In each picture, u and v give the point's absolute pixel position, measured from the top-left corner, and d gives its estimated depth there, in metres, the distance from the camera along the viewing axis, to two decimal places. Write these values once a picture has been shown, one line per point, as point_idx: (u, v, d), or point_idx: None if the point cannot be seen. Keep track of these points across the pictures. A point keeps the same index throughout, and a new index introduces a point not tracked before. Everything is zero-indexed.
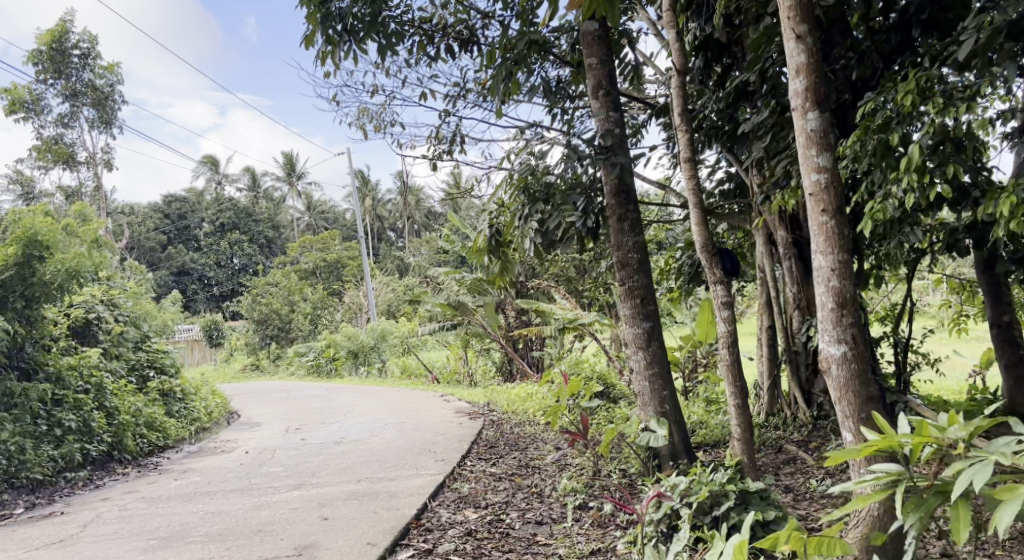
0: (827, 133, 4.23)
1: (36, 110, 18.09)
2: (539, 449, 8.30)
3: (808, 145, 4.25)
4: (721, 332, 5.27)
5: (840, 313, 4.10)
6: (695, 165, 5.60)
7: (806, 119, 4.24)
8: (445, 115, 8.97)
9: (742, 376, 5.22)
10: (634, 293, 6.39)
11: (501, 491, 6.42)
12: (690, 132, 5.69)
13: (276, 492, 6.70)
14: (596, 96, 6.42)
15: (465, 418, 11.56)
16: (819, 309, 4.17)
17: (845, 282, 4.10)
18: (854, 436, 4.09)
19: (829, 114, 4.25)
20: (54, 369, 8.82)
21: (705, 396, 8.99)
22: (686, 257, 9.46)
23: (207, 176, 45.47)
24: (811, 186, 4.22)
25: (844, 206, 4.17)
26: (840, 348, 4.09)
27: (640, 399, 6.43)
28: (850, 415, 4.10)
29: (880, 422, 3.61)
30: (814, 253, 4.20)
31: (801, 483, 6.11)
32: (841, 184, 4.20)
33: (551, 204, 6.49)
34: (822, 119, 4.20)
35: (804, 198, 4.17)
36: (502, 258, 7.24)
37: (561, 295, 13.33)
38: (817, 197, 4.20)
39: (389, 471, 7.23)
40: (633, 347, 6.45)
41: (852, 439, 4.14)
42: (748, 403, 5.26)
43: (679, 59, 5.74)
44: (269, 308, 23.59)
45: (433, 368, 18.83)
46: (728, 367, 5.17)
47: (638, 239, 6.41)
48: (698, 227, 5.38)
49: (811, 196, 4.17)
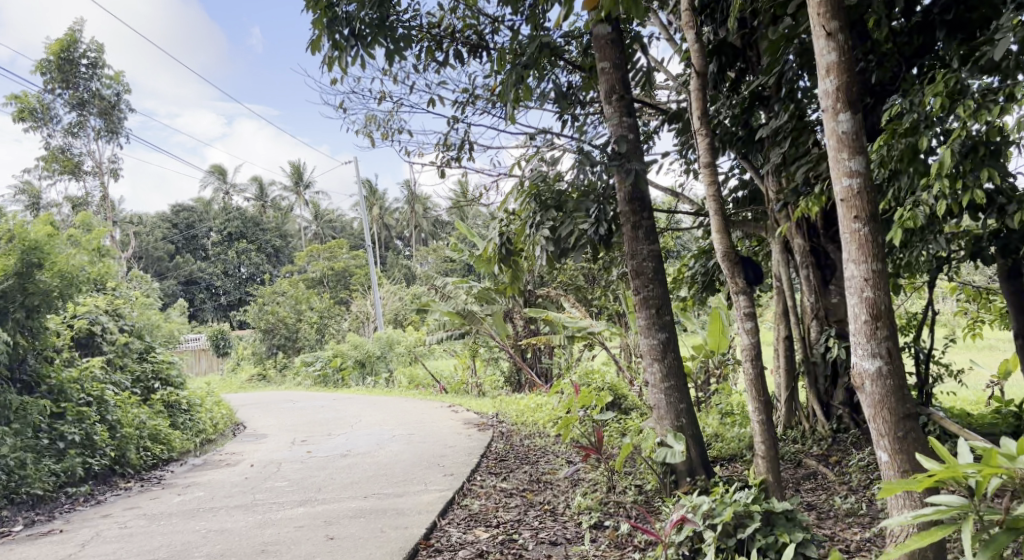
0: (859, 136, 4.13)
1: (45, 121, 17.99)
2: (551, 462, 8.11)
3: (838, 149, 4.16)
4: (744, 344, 5.06)
5: (875, 326, 4.03)
6: (715, 170, 5.43)
7: (836, 121, 4.14)
8: (454, 122, 8.81)
9: (765, 391, 5.04)
10: (649, 303, 6.22)
11: (512, 508, 6.24)
12: (709, 136, 5.49)
13: (280, 509, 6.52)
14: (609, 101, 6.25)
15: (474, 429, 11.38)
16: (852, 321, 4.10)
17: (879, 293, 4.02)
18: (891, 453, 4.04)
19: (861, 116, 4.14)
20: (57, 381, 8.68)
21: (719, 407, 8.79)
22: (699, 266, 9.26)
23: (215, 185, 45.49)
24: (842, 192, 4.12)
25: (877, 212, 4.07)
26: (874, 363, 4.03)
27: (656, 412, 6.25)
28: (886, 431, 4.05)
29: (943, 450, 3.47)
30: (847, 262, 4.11)
31: (823, 500, 5.91)
32: (874, 188, 4.10)
33: (563, 211, 6.30)
34: (854, 121, 4.10)
35: (836, 204, 4.08)
36: (512, 267, 7.05)
37: (571, 304, 13.15)
38: (849, 202, 4.10)
39: (396, 486, 7.04)
40: (648, 359, 6.26)
41: (887, 458, 4.08)
42: (772, 418, 5.07)
43: (698, 60, 5.57)
44: (276, 316, 23.94)
45: (441, 378, 18.66)
46: (752, 381, 5.01)
47: (652, 247, 6.23)
48: (718, 235, 5.19)
49: (843, 202, 4.08)
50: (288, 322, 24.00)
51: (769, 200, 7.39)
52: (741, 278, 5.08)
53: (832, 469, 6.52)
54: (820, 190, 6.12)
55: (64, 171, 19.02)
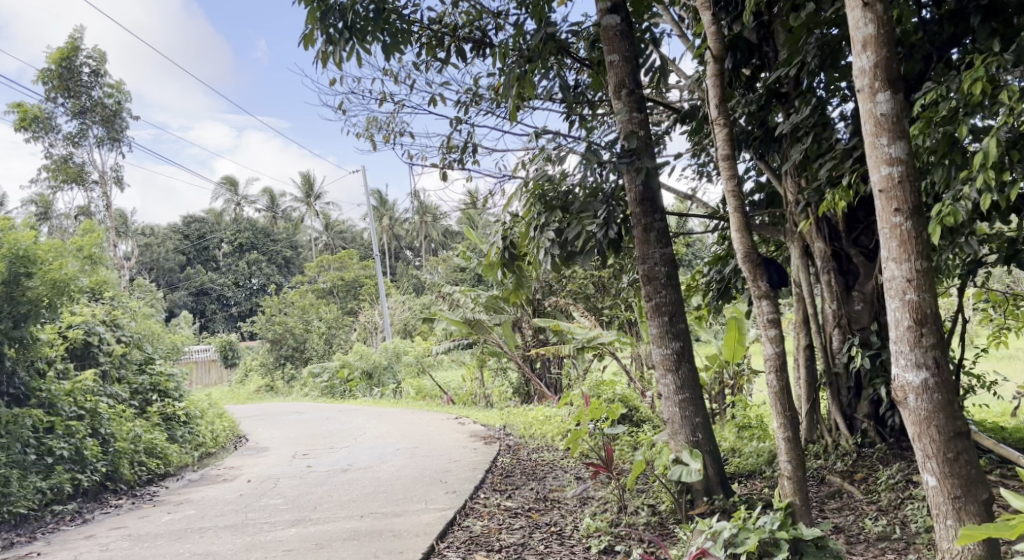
0: (899, 119, 3.82)
1: (45, 130, 17.89)
2: (558, 479, 7.73)
3: (877, 133, 3.86)
4: (768, 354, 4.69)
5: (920, 333, 3.74)
6: (734, 165, 5.06)
7: (875, 102, 3.83)
8: (457, 123, 8.48)
9: (791, 405, 4.66)
10: (661, 310, 5.84)
11: (516, 530, 5.85)
12: (727, 127, 5.13)
13: (271, 531, 6.18)
14: (619, 96, 5.90)
15: (481, 443, 11.01)
16: (894, 328, 3.81)
17: (923, 296, 3.73)
18: (939, 477, 3.76)
19: (902, 95, 3.83)
20: (48, 395, 8.35)
21: (736, 420, 8.39)
22: (713, 273, 8.87)
23: (225, 197, 45.42)
24: (881, 182, 3.83)
25: (921, 203, 3.78)
26: (919, 375, 3.75)
27: (670, 427, 5.86)
28: (933, 452, 3.76)
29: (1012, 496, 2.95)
30: (888, 260, 3.83)
31: (851, 521, 5.51)
32: (916, 176, 3.80)
33: (569, 214, 5.89)
34: (894, 101, 3.79)
35: (875, 195, 3.80)
36: (516, 273, 6.69)
37: (581, 313, 12.80)
38: (889, 193, 3.81)
39: (395, 505, 6.68)
40: (661, 370, 5.88)
41: (936, 481, 3.79)
42: (799, 435, 4.70)
43: (716, 45, 5.23)
44: (283, 327, 23.66)
45: (449, 389, 18.30)
46: (776, 394, 4.63)
47: (665, 251, 5.87)
48: (738, 235, 4.85)
49: (882, 192, 3.79)
50: (295, 332, 23.71)
51: (786, 202, 7.02)
52: (765, 282, 4.73)
53: (857, 487, 6.12)
54: (848, 184, 5.73)
55: (68, 181, 18.82)
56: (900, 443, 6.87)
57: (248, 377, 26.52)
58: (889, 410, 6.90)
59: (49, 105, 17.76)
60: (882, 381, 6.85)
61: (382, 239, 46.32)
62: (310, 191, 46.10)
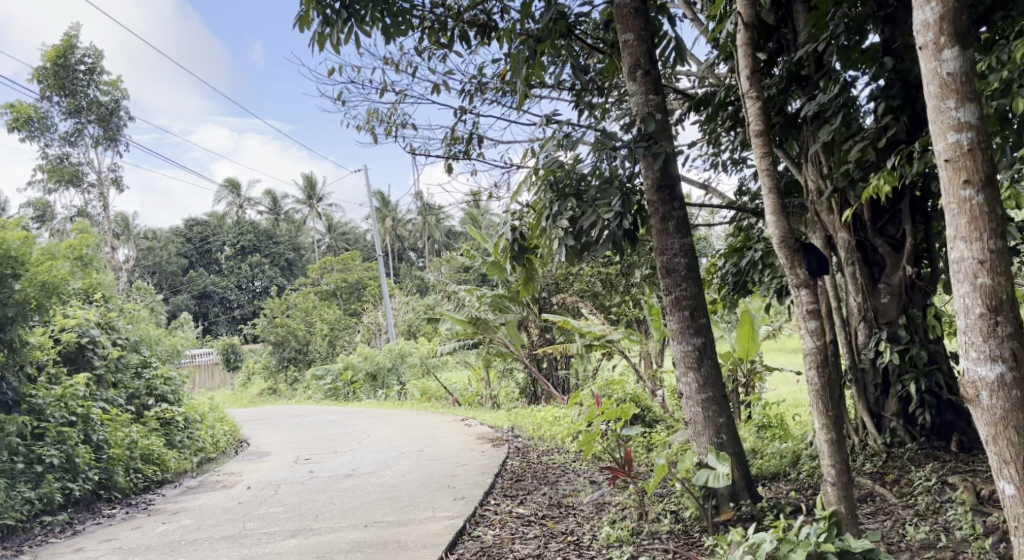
0: (969, 78, 3.62)
1: (41, 130, 17.59)
2: (571, 483, 7.38)
3: (942, 95, 3.67)
4: (808, 349, 4.42)
5: (994, 324, 3.56)
6: (767, 142, 4.72)
7: (940, 60, 3.63)
8: (461, 113, 8.14)
9: (833, 405, 4.40)
10: (682, 304, 5.50)
11: (531, 539, 5.51)
12: (758, 101, 4.79)
13: (268, 542, 5.86)
14: (633, 78, 5.56)
15: (488, 445, 10.67)
16: (964, 316, 3.63)
17: (997, 279, 3.55)
18: (1017, 485, 3.56)
19: (970, 52, 3.62)
20: (38, 401, 8.03)
21: (756, 420, 8.04)
22: (729, 265, 8.49)
23: (227, 200, 45.18)
24: (947, 150, 3.65)
25: (992, 172, 3.59)
26: (995, 369, 3.56)
27: (692, 429, 5.53)
28: (1012, 457, 3.56)
29: None
30: (957, 238, 3.65)
31: (891, 529, 5.16)
32: (987, 143, 3.60)
33: (584, 200, 5.48)
34: (961, 58, 3.59)
35: (940, 165, 3.62)
36: (526, 267, 6.34)
37: (589, 310, 12.45)
38: (956, 163, 3.63)
39: (401, 513, 6.34)
40: (682, 368, 5.53)
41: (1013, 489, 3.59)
42: (842, 436, 4.44)
43: (747, 11, 4.90)
44: (285, 329, 23.33)
45: (454, 391, 17.97)
46: (816, 393, 4.37)
47: (684, 241, 5.53)
48: (773, 220, 4.55)
49: (949, 162, 3.62)
50: (298, 334, 23.35)
51: (807, 191, 6.68)
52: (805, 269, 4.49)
53: (889, 488, 5.76)
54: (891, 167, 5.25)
55: (63, 181, 18.50)
56: (931, 442, 6.49)
57: (250, 380, 26.22)
58: (919, 408, 6.50)
59: (44, 104, 17.45)
60: (912, 378, 6.48)
61: (385, 240, 46.00)
62: (312, 193, 45.79)
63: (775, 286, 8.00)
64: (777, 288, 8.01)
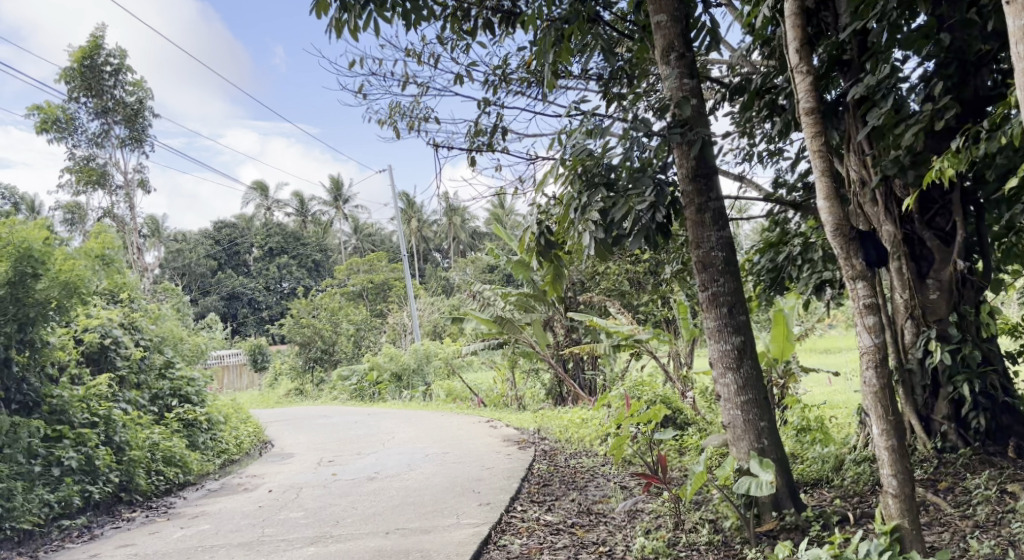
0: None
1: (69, 131, 17.61)
2: (600, 488, 7.10)
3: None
4: (865, 350, 4.21)
5: None
6: (816, 123, 4.40)
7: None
8: (485, 105, 7.87)
9: (895, 411, 4.21)
10: (720, 301, 5.19)
11: (560, 549, 5.23)
12: (806, 79, 4.48)
13: (287, 550, 5.64)
14: (667, 61, 5.26)
15: (514, 448, 10.41)
16: None
17: None
18: None
19: None
20: (59, 402, 7.89)
21: (794, 422, 7.69)
22: (765, 260, 8.15)
23: (255, 202, 45.41)
24: None
25: None
26: None
27: (731, 433, 5.21)
28: None
29: None
30: None
31: (948, 543, 4.85)
32: None
33: (616, 189, 5.13)
34: None
35: None
36: (553, 263, 6.05)
37: (617, 309, 12.12)
38: None
39: (424, 519, 6.09)
40: (719, 368, 5.22)
41: None
42: (904, 444, 4.24)
43: None
44: (311, 330, 23.25)
45: (479, 391, 17.73)
46: (873, 397, 4.18)
47: (722, 234, 5.22)
48: (826, 206, 4.25)
49: None
50: (324, 335, 23.27)
51: (849, 181, 6.32)
52: (861, 261, 4.23)
53: (943, 497, 5.40)
54: (954, 150, 4.87)
55: (90, 183, 18.52)
56: (986, 448, 6.12)
57: (276, 381, 26.16)
58: (973, 411, 6.12)
59: (71, 105, 17.48)
60: (964, 378, 6.12)
61: (410, 241, 45.88)
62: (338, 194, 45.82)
63: (814, 283, 7.64)
64: (816, 285, 7.63)
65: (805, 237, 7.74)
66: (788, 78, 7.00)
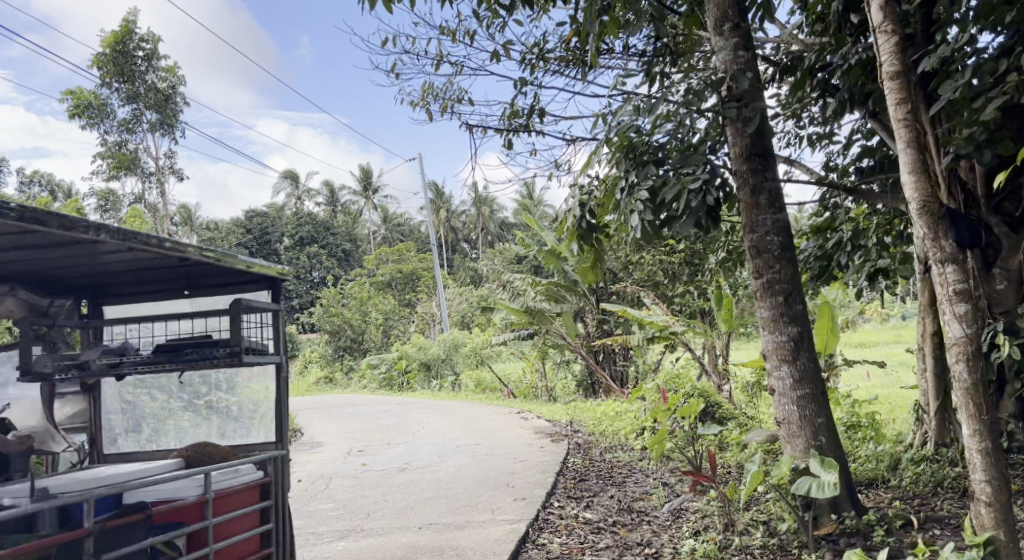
0: None
1: (101, 117, 17.59)
2: (640, 484, 6.81)
3: None
4: (957, 338, 3.94)
5: None
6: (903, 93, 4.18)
7: None
8: (522, 86, 7.57)
9: (989, 407, 3.93)
10: (775, 288, 4.89)
11: (603, 549, 4.96)
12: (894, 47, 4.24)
13: (316, 544, 5.42)
14: (720, 32, 4.94)
15: (547, 440, 10.16)
16: None
17: None
18: None
19: None
20: None
21: (843, 418, 7.33)
22: (814, 247, 7.78)
23: (287, 191, 45.58)
24: None
25: None
26: None
27: (786, 430, 4.89)
28: None
29: None
30: None
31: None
32: None
33: (666, 167, 4.81)
34: None
35: None
36: (596, 247, 5.76)
37: (651, 299, 11.78)
38: None
39: (457, 514, 5.85)
40: (774, 361, 4.92)
41: None
42: (1000, 445, 3.96)
43: None
44: (341, 318, 23.17)
45: (508, 383, 17.49)
46: (968, 391, 3.91)
47: (778, 217, 4.90)
48: (912, 180, 4.04)
49: None
50: (353, 324, 23.18)
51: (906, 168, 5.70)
52: (948, 241, 3.93)
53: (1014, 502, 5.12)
54: None
55: (122, 168, 18.52)
56: None
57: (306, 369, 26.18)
58: None
59: (103, 91, 17.45)
60: None
61: (439, 232, 45.73)
62: (367, 184, 45.79)
63: (866, 272, 7.46)
64: (868, 274, 7.46)
65: (856, 225, 7.44)
66: (844, 55, 6.62)
